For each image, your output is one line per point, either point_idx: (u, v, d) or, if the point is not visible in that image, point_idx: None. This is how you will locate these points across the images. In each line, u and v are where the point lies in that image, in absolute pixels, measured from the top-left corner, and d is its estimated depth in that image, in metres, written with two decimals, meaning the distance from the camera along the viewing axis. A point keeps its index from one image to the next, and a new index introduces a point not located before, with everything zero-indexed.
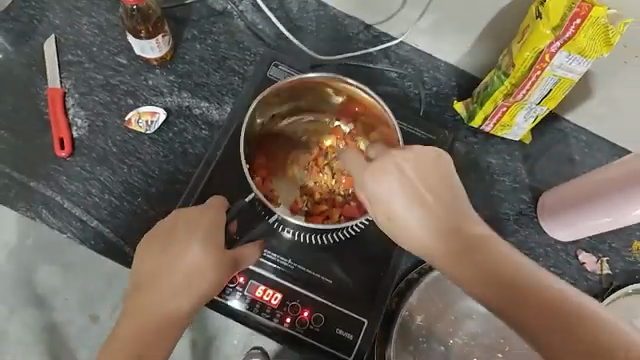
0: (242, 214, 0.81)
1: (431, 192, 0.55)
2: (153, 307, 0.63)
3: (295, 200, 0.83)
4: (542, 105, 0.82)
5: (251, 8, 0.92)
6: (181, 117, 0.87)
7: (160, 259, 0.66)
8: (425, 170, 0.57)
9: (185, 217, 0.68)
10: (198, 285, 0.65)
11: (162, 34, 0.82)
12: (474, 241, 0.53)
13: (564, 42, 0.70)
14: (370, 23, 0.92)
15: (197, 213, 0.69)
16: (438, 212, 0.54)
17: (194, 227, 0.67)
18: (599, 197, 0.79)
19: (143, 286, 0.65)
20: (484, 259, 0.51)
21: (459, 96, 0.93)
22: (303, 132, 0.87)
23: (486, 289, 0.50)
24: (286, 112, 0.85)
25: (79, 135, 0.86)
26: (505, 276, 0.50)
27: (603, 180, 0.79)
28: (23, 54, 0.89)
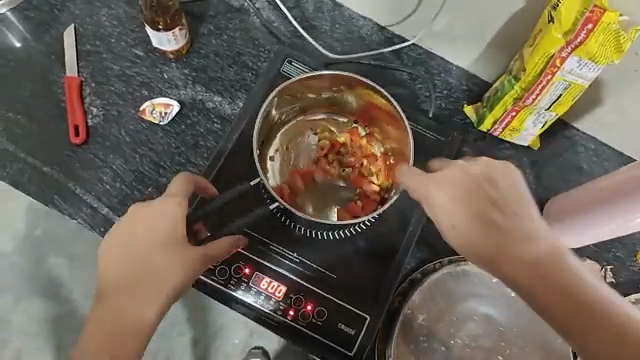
0: (245, 198, 0.83)
1: (487, 199, 0.57)
2: (120, 309, 0.61)
3: (303, 193, 0.84)
4: (551, 110, 0.83)
5: (268, 6, 0.93)
6: (194, 110, 0.89)
7: (125, 258, 0.64)
8: (483, 178, 0.59)
9: (143, 213, 0.66)
10: (171, 278, 0.63)
11: (179, 27, 0.84)
12: (529, 248, 0.53)
13: (576, 47, 0.71)
14: (384, 24, 0.94)
15: (160, 202, 0.66)
16: (491, 218, 0.56)
17: (158, 217, 0.65)
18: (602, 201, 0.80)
19: (108, 288, 0.63)
20: (530, 262, 0.52)
21: (470, 100, 0.94)
22: (316, 128, 0.88)
23: (528, 290, 0.51)
24: (302, 108, 0.86)
25: (94, 123, 0.88)
26: (547, 276, 0.51)
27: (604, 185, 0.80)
28: (43, 43, 0.91)
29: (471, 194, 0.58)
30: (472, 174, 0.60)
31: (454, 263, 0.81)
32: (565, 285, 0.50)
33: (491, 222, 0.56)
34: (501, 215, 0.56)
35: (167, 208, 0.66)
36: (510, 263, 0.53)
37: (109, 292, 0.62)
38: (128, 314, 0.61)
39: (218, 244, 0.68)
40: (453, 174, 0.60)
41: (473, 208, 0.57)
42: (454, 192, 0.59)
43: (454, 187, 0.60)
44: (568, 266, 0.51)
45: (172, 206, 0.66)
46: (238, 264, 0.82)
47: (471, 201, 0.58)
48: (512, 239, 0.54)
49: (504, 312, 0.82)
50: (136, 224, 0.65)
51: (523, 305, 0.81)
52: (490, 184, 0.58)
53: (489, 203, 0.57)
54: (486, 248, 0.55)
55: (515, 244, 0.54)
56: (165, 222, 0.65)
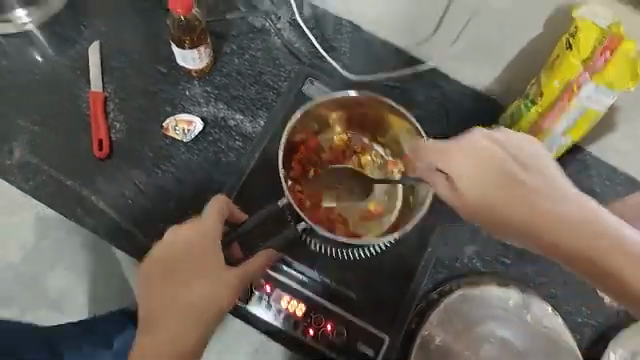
0: (273, 219, 0.83)
1: (494, 170, 0.59)
2: (166, 330, 0.69)
3: (326, 214, 0.85)
4: (567, 135, 0.85)
5: (289, 27, 0.95)
6: (216, 127, 0.90)
7: (166, 283, 0.71)
8: (481, 167, 0.60)
9: (179, 238, 0.72)
10: (209, 300, 0.70)
11: (205, 45, 0.86)
12: (545, 207, 0.56)
13: (593, 74, 0.74)
14: (402, 46, 0.95)
15: (194, 227, 0.72)
16: (512, 185, 0.58)
17: (194, 242, 0.71)
18: None
19: (154, 311, 0.70)
20: (533, 212, 0.56)
21: (484, 124, 0.96)
22: (325, 146, 0.88)
23: (522, 229, 0.57)
24: (312, 130, 0.87)
25: (117, 138, 0.89)
26: (537, 208, 0.56)
27: None
28: (68, 58, 0.92)
29: (489, 160, 0.60)
30: (488, 146, 0.61)
31: (468, 286, 0.83)
32: (575, 235, 0.54)
33: (500, 192, 0.58)
34: (512, 183, 0.58)
35: (202, 235, 0.72)
36: (524, 220, 0.57)
37: (155, 314, 0.70)
38: (173, 334, 0.69)
39: (254, 261, 0.74)
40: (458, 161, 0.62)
41: (501, 183, 0.59)
42: (476, 158, 0.60)
43: (478, 153, 0.60)
44: (587, 217, 0.54)
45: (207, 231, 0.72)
46: (259, 282, 0.83)
47: (490, 182, 0.59)
48: (531, 203, 0.56)
49: (521, 335, 0.82)
50: (173, 250, 0.71)
51: (539, 330, 0.82)
52: (514, 156, 0.60)
53: (505, 166, 0.59)
54: (496, 210, 0.59)
55: (517, 196, 0.57)
56: (200, 247, 0.71)
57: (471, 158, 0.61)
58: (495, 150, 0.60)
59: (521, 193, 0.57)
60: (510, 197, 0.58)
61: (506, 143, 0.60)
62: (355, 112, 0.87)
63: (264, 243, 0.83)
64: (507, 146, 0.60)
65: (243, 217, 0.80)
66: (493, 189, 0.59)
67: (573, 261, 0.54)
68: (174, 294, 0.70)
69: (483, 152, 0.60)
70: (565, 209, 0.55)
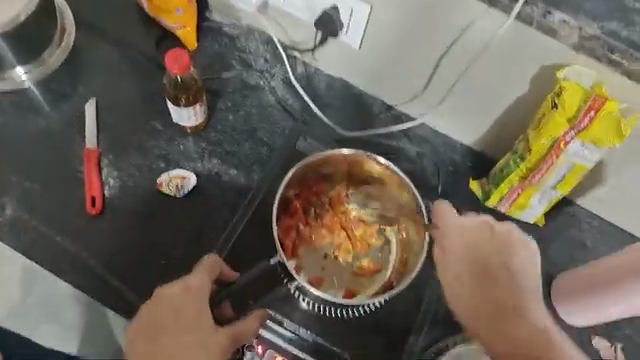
0: (264, 278, 0.85)
1: (494, 259, 0.77)
2: None
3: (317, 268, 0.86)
4: (556, 189, 0.86)
5: (282, 85, 0.98)
6: (210, 182, 0.91)
7: (151, 342, 0.71)
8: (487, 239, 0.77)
9: (167, 297, 0.72)
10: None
11: (200, 104, 0.88)
12: (506, 295, 0.75)
13: (578, 132, 0.76)
14: (393, 103, 0.98)
15: (182, 284, 0.73)
16: (491, 272, 0.77)
17: (182, 300, 0.72)
18: (607, 287, 0.81)
19: None
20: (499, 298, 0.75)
21: (474, 176, 0.97)
22: (319, 197, 0.89)
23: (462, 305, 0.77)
24: (303, 183, 0.86)
25: (111, 194, 0.89)
26: (510, 296, 0.75)
27: (611, 274, 0.80)
28: (64, 115, 0.93)
29: (496, 250, 0.77)
30: (488, 235, 0.77)
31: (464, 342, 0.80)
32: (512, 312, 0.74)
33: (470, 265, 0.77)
34: (487, 275, 0.77)
35: (190, 294, 0.73)
36: (481, 294, 0.76)
37: None
38: None
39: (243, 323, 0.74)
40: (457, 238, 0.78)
41: (471, 265, 0.77)
42: (478, 241, 0.77)
43: (475, 236, 0.78)
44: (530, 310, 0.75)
45: (194, 290, 0.73)
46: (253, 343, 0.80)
47: (474, 252, 0.77)
48: (496, 282, 0.76)
49: None
50: (161, 305, 0.72)
51: None
52: (493, 250, 0.77)
53: (510, 260, 0.76)
54: (476, 286, 0.77)
55: (495, 277, 0.76)
56: (187, 304, 0.72)
57: (463, 242, 0.78)
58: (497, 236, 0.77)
59: (505, 273, 0.76)
60: (486, 275, 0.77)
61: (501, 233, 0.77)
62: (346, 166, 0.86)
63: (253, 302, 0.83)
64: (515, 247, 0.77)
65: (235, 276, 0.82)
66: (464, 275, 0.77)
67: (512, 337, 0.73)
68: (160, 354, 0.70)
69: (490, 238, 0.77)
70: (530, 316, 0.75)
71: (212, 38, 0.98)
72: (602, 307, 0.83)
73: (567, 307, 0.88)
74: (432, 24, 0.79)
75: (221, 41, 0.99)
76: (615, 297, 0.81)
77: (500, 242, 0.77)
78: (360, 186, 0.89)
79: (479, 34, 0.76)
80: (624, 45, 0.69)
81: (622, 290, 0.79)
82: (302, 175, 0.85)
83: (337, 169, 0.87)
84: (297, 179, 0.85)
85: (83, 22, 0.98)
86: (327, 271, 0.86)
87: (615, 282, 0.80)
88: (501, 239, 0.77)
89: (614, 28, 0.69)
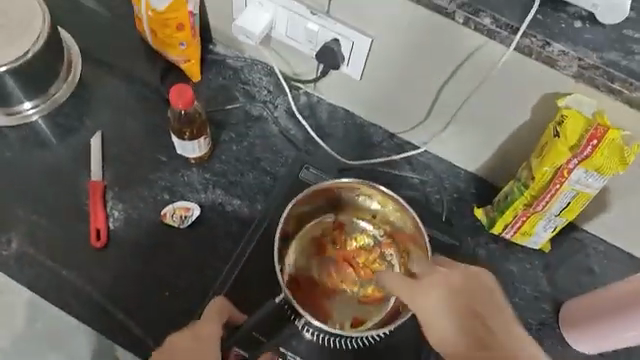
0: (270, 317, 0.82)
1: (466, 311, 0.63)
2: None
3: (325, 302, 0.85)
4: (561, 216, 0.86)
5: (285, 115, 0.99)
6: (214, 213, 0.91)
7: None
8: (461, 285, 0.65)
9: (177, 343, 0.71)
10: None
11: (204, 136, 0.89)
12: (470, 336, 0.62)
13: (581, 160, 0.75)
14: (394, 132, 0.99)
15: (193, 332, 0.72)
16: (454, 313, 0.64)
17: (194, 347, 0.71)
18: (610, 315, 0.82)
19: None
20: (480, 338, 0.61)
21: (479, 203, 0.97)
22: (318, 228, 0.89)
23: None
24: (299, 217, 0.87)
25: (115, 226, 0.90)
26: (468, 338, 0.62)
27: (613, 302, 0.81)
28: (70, 149, 0.95)
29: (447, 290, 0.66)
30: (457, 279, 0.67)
31: None
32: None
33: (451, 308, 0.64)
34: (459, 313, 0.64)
35: (200, 340, 0.72)
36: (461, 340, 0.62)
37: None
38: None
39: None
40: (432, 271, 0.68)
41: (453, 309, 0.64)
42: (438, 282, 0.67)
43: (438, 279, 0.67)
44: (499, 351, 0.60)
45: (205, 337, 0.72)
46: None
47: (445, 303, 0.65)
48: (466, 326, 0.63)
49: None
50: (171, 353, 0.70)
51: None
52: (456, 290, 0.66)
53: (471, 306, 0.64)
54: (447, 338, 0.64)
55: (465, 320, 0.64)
56: (197, 351, 0.71)
57: (445, 290, 0.65)
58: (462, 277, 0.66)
59: (493, 307, 0.63)
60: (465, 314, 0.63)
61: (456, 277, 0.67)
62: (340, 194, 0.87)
63: (265, 340, 0.81)
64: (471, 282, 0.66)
65: (241, 318, 0.81)
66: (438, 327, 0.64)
67: None
68: None
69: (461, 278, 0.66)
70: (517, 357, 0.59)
71: (216, 70, 1.00)
72: (611, 334, 0.83)
73: (580, 333, 0.88)
74: (432, 55, 0.80)
75: (225, 73, 1.00)
76: (620, 324, 0.81)
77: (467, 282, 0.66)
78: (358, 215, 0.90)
79: (479, 64, 0.77)
80: (623, 74, 0.69)
81: (626, 318, 0.79)
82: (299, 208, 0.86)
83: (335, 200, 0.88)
84: (295, 213, 0.86)
85: (90, 57, 1.00)
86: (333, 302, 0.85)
87: (625, 310, 0.79)
88: (476, 281, 0.65)
89: (613, 57, 0.70)
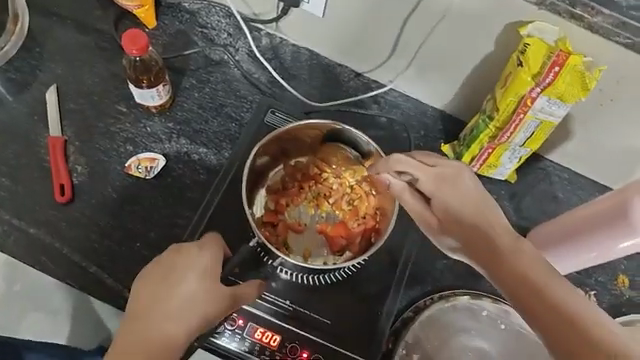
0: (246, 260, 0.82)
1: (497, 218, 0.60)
2: (146, 331, 0.66)
3: (309, 242, 0.83)
4: (525, 147, 0.87)
5: (247, 58, 0.97)
6: (180, 162, 0.90)
7: (158, 281, 0.69)
8: (449, 184, 0.63)
9: (183, 247, 0.71)
10: (196, 312, 0.68)
11: (163, 83, 0.85)
12: (474, 222, 0.60)
13: (544, 88, 0.76)
14: (360, 71, 0.98)
15: (197, 242, 0.72)
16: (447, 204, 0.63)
17: (197, 254, 0.70)
18: (574, 234, 0.81)
19: (139, 311, 0.68)
20: (525, 278, 0.53)
21: (445, 140, 0.98)
22: (290, 177, 0.86)
23: (499, 274, 0.55)
24: (259, 172, 0.84)
25: (79, 181, 0.87)
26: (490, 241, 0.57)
27: (582, 218, 0.81)
28: (26, 103, 0.91)
29: (441, 183, 0.64)
30: (445, 169, 0.64)
31: (444, 299, 0.84)
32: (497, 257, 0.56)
33: (446, 214, 0.63)
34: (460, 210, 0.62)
35: (202, 250, 0.71)
36: (481, 240, 0.58)
37: (140, 314, 0.68)
38: (158, 333, 0.66)
39: (245, 289, 0.72)
40: (428, 187, 0.65)
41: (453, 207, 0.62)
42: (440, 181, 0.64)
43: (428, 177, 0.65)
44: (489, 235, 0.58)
45: (210, 248, 0.71)
46: (249, 326, 0.80)
47: (456, 203, 0.62)
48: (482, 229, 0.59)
49: (494, 342, 0.83)
50: (173, 261, 0.70)
51: (512, 334, 0.83)
52: (445, 182, 0.64)
53: (459, 189, 0.62)
54: (472, 235, 0.59)
55: (468, 210, 0.61)
56: (198, 260, 0.70)
57: (426, 186, 0.66)
58: (454, 178, 0.63)
59: (461, 198, 0.62)
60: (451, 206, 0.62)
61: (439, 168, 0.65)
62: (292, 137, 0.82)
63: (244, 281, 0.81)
64: (452, 176, 0.64)
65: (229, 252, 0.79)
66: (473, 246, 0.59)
67: (512, 282, 0.53)
68: (163, 298, 0.68)
69: (454, 181, 0.63)
70: (563, 291, 0.51)
71: (172, 14, 0.96)
72: (574, 257, 0.83)
73: None
74: None
75: (182, 17, 0.97)
76: (582, 244, 0.81)
77: (447, 179, 0.64)
78: (325, 154, 0.86)
79: None
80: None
81: (593, 237, 0.80)
82: (260, 160, 0.83)
83: (295, 143, 0.84)
84: (257, 165, 0.83)
85: (36, 7, 0.94)
86: (319, 244, 0.83)
87: (604, 226, 0.77)
88: (452, 173, 0.64)
89: None
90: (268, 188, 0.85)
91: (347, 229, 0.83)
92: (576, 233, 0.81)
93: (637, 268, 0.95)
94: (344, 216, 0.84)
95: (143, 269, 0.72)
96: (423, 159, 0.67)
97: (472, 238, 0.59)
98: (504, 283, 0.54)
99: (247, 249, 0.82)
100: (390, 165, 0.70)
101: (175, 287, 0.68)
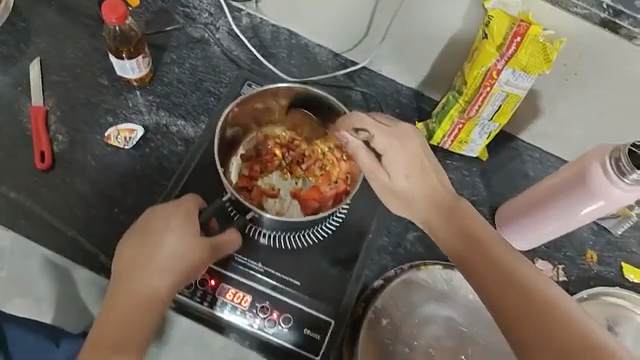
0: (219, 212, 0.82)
1: (443, 188, 0.72)
2: (135, 289, 0.69)
3: (283, 206, 0.85)
4: (494, 121, 0.89)
5: (227, 36, 1.00)
6: (158, 133, 0.92)
7: (142, 242, 0.72)
8: (403, 149, 0.73)
9: (161, 209, 0.74)
10: (182, 267, 0.71)
11: (143, 54, 0.89)
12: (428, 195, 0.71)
13: (508, 59, 0.78)
14: (337, 51, 1.01)
15: (174, 204, 0.74)
16: (408, 171, 0.72)
17: (175, 213, 0.73)
18: (540, 204, 0.84)
19: (125, 271, 0.70)
20: (488, 258, 0.62)
21: (419, 118, 1.00)
22: (264, 145, 0.89)
23: (464, 247, 0.65)
24: (231, 142, 0.87)
25: (60, 149, 0.90)
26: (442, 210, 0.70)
27: (549, 189, 0.83)
28: (9, 75, 0.93)
29: (404, 151, 0.73)
30: (405, 137, 0.74)
31: (414, 268, 0.85)
32: (462, 234, 0.66)
33: (403, 179, 0.73)
34: (417, 177, 0.72)
35: (180, 209, 0.74)
36: (436, 210, 0.70)
37: (127, 273, 0.70)
38: (146, 291, 0.69)
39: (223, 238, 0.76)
40: (381, 142, 0.74)
41: (410, 174, 0.72)
42: (399, 148, 0.73)
43: (392, 142, 0.73)
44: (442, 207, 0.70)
45: (186, 207, 0.74)
46: (222, 287, 0.81)
47: (412, 171, 0.72)
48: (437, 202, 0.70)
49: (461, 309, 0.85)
50: (155, 221, 0.73)
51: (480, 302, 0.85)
52: (404, 151, 0.73)
53: (417, 160, 0.73)
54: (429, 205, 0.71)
55: (424, 178, 0.72)
56: (178, 217, 0.73)
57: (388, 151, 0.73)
58: (410, 147, 0.73)
59: (416, 167, 0.72)
60: (410, 174, 0.72)
61: (400, 135, 0.74)
62: (263, 105, 0.85)
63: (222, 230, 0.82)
64: (408, 143, 0.73)
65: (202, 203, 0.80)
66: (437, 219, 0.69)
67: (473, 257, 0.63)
68: (148, 257, 0.70)
69: (410, 149, 0.73)
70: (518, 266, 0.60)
71: None
72: (539, 225, 0.86)
73: (503, 226, 0.91)
74: None
75: None
76: (548, 213, 0.83)
77: (404, 145, 0.73)
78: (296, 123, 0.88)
79: None
80: None
81: (563, 208, 0.81)
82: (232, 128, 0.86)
83: (265, 111, 0.87)
84: (229, 132, 0.86)
85: None
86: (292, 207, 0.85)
87: (564, 193, 0.80)
88: (407, 141, 0.73)
89: None
90: (243, 155, 0.88)
91: (318, 193, 0.85)
92: (545, 203, 0.83)
93: (604, 245, 0.97)
94: (316, 181, 0.86)
95: (125, 234, 0.74)
96: (381, 119, 0.76)
97: (428, 206, 0.71)
98: (468, 257, 0.64)
99: (218, 203, 0.81)
100: (350, 123, 0.77)
101: (159, 246, 0.71)
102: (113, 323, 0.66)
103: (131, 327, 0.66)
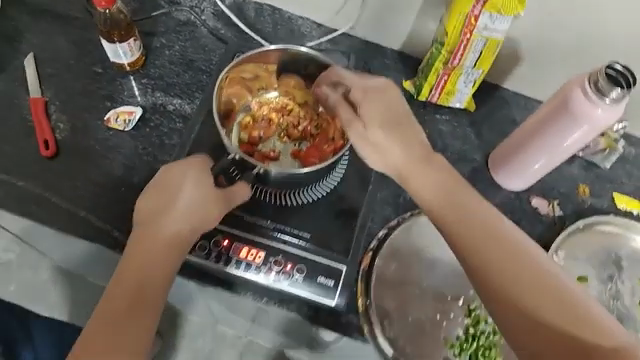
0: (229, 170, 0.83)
1: (417, 143, 0.69)
2: (158, 234, 0.72)
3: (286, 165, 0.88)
4: (477, 68, 0.93)
5: (212, 17, 1.03)
6: (156, 113, 0.95)
7: (158, 195, 0.75)
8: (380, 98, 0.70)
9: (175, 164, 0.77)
10: (200, 214, 0.74)
11: (134, 38, 0.92)
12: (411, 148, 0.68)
13: (484, 3, 0.82)
14: (321, 21, 1.04)
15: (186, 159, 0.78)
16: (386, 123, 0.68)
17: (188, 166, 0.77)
18: (531, 137, 0.88)
19: (146, 221, 0.74)
20: (470, 222, 0.63)
21: (405, 78, 1.04)
22: (261, 111, 0.93)
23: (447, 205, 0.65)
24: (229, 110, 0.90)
25: (62, 136, 0.92)
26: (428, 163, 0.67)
27: (536, 124, 0.87)
28: (5, 71, 0.96)
29: (383, 102, 0.69)
30: (385, 89, 0.71)
31: (414, 216, 0.89)
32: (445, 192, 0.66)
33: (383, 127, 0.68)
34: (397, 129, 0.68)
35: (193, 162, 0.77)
36: (417, 163, 0.67)
37: (147, 223, 0.73)
38: (167, 239, 0.72)
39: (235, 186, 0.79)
40: (358, 94, 0.70)
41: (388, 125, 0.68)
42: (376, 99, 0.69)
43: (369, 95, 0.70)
44: (425, 162, 0.67)
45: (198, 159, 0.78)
46: (235, 246, 0.83)
47: (389, 122, 0.68)
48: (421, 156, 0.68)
49: None
50: (170, 175, 0.76)
51: None
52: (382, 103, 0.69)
53: (396, 112, 0.69)
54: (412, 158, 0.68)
55: (406, 131, 0.69)
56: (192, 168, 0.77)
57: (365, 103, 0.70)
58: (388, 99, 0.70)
59: (394, 118, 0.69)
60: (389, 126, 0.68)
61: (377, 89, 0.71)
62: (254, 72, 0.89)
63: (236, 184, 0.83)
64: (385, 96, 0.70)
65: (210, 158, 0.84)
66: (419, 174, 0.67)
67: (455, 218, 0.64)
68: (166, 206, 0.74)
69: (391, 99, 0.70)
70: (502, 229, 0.63)
71: None
72: (531, 159, 0.91)
73: (497, 166, 0.97)
74: None
75: None
76: (537, 144, 0.88)
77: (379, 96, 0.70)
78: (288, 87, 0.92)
79: None
80: None
81: (546, 138, 0.86)
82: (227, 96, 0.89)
83: (257, 78, 0.91)
84: (226, 101, 0.89)
85: None
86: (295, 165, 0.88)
87: (551, 121, 0.84)
88: (387, 93, 0.70)
89: None
90: (242, 122, 0.92)
91: (317, 149, 0.88)
92: (533, 134, 0.88)
93: (595, 178, 1.01)
94: (314, 139, 0.89)
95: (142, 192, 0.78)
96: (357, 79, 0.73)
97: (411, 158, 0.67)
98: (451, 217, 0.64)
99: (224, 162, 0.83)
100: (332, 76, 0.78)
101: (175, 197, 0.74)
102: (138, 267, 0.69)
103: (157, 271, 0.70)
